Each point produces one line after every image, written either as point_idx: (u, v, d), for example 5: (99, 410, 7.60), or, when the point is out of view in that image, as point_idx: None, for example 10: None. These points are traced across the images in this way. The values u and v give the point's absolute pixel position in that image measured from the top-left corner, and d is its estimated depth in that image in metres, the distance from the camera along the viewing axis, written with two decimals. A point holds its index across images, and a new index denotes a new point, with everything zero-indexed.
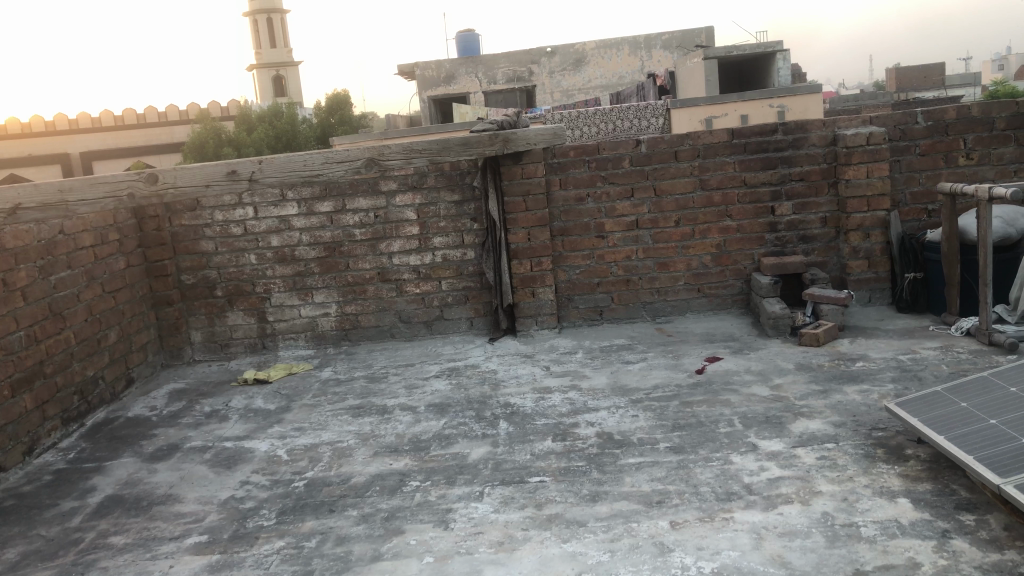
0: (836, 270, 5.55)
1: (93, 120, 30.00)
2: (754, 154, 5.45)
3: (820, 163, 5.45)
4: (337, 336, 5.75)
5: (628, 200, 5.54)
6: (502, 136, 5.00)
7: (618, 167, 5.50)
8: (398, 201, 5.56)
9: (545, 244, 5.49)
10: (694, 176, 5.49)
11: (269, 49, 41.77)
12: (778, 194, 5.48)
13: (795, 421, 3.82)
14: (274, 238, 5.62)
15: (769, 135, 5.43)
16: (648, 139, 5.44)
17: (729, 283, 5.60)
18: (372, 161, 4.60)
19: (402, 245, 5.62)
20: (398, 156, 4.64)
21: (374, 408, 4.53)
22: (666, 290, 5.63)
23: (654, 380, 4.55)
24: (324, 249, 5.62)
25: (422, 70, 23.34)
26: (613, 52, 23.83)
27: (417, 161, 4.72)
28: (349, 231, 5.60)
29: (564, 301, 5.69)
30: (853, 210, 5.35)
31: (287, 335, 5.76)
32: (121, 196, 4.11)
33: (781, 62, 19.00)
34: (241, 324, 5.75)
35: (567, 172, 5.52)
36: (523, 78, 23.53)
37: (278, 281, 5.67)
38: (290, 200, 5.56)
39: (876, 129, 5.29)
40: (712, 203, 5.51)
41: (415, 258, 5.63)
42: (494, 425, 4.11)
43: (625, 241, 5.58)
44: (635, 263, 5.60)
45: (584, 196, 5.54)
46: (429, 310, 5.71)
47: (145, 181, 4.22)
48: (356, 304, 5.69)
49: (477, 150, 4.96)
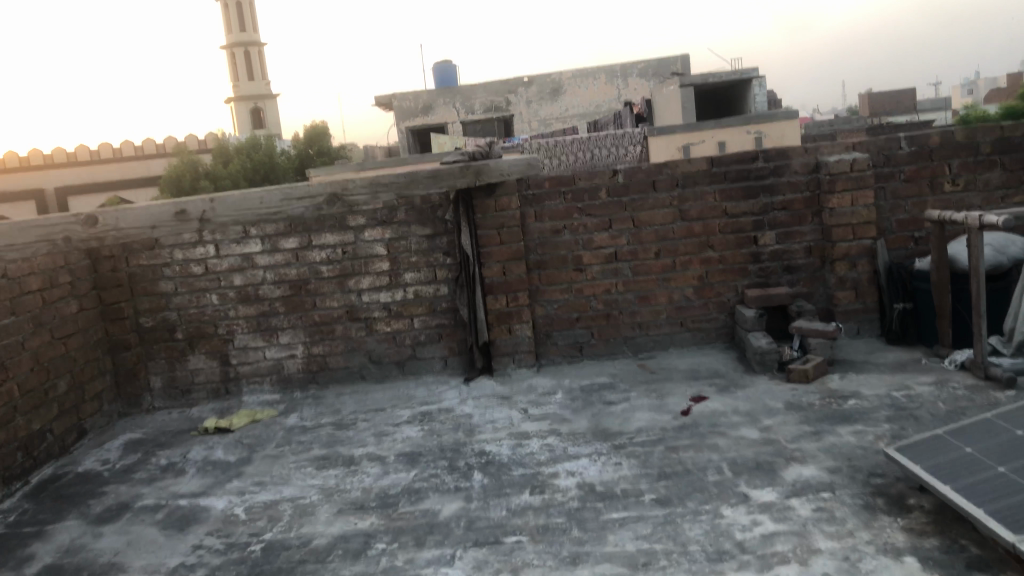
0: (823, 301, 5.36)
1: (68, 155, 29.70)
2: (734, 183, 5.27)
3: (803, 191, 5.27)
4: (304, 379, 5.47)
5: (607, 231, 5.33)
6: (473, 168, 4.81)
7: (595, 198, 5.30)
8: (366, 236, 5.32)
9: (520, 278, 5.26)
10: (674, 206, 5.29)
11: (247, 82, 41.72)
12: (761, 223, 5.30)
13: (787, 467, 3.59)
14: (236, 277, 5.36)
15: (750, 162, 5.25)
16: (626, 168, 5.25)
17: (713, 316, 5.38)
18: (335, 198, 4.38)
19: (372, 282, 5.36)
20: (363, 190, 4.42)
21: (340, 459, 4.26)
22: (648, 325, 5.40)
23: (638, 422, 4.31)
24: (290, 287, 5.37)
25: (400, 100, 23.17)
26: (589, 80, 23.86)
27: (385, 196, 4.51)
28: (316, 268, 5.35)
29: (542, 338, 5.44)
30: (838, 239, 5.17)
31: (251, 379, 5.48)
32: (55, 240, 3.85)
33: (757, 88, 19.02)
34: (203, 368, 5.46)
35: (542, 204, 5.31)
36: (500, 108, 23.47)
37: (242, 322, 5.41)
38: (253, 236, 5.32)
39: (859, 155, 5.13)
40: (692, 233, 5.31)
41: (385, 296, 5.38)
42: (468, 476, 3.85)
43: (605, 274, 5.36)
44: (615, 297, 5.37)
45: (561, 228, 5.33)
46: (400, 350, 5.44)
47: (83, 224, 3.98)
48: (323, 344, 5.42)
49: (448, 183, 4.76)
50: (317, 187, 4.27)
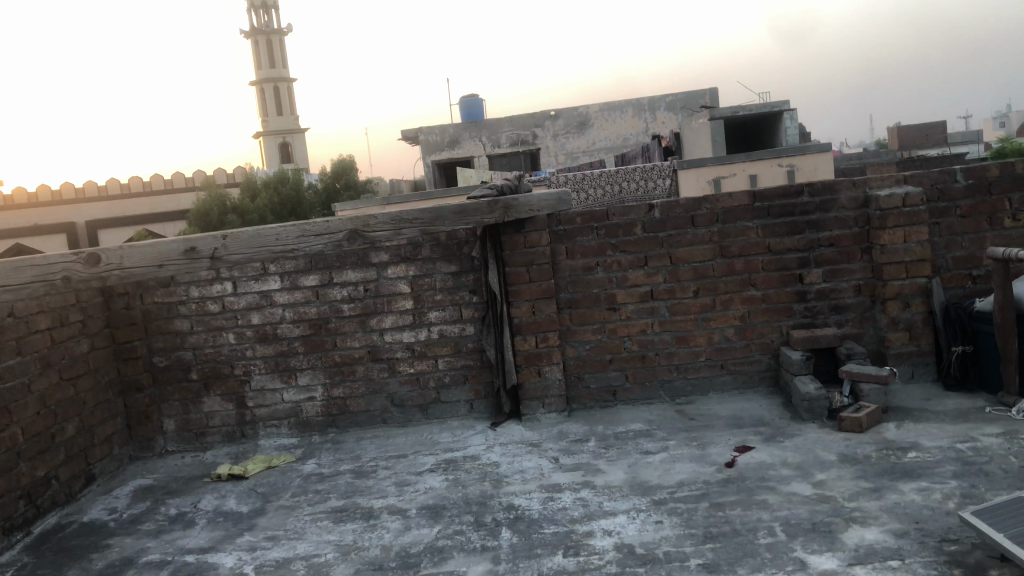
0: (873, 343, 5.03)
1: (100, 189, 30.05)
2: (777, 218, 4.99)
3: (851, 227, 4.98)
4: (323, 423, 5.22)
5: (642, 268, 5.06)
6: (503, 203, 4.59)
7: (630, 234, 5.04)
8: (389, 272, 5.10)
9: (551, 317, 4.99)
10: (713, 242, 5.02)
11: (276, 117, 42.21)
12: (806, 260, 5.00)
13: (847, 529, 3.25)
14: (254, 315, 5.15)
15: (794, 197, 4.97)
16: (662, 203, 4.99)
17: (755, 358, 5.07)
18: (356, 233, 4.15)
19: (394, 321, 5.12)
20: (386, 226, 4.20)
21: (359, 512, 3.98)
22: (686, 367, 5.10)
23: (678, 475, 3.99)
24: (309, 326, 5.14)
25: (426, 134, 23.14)
26: (616, 114, 23.74)
27: (410, 232, 4.29)
28: (337, 306, 5.12)
29: (573, 380, 5.14)
30: (890, 277, 4.86)
31: (268, 422, 5.24)
32: (52, 281, 3.60)
33: (788, 121, 18.76)
34: (219, 410, 5.23)
35: (574, 240, 5.06)
36: (527, 141, 23.38)
37: (259, 362, 5.18)
38: (272, 273, 5.12)
39: (911, 189, 4.83)
40: (733, 271, 5.03)
41: (409, 335, 5.13)
42: (495, 534, 3.56)
43: (640, 313, 5.08)
44: (651, 337, 5.09)
45: (594, 264, 5.07)
46: (424, 392, 5.17)
47: (84, 263, 3.74)
48: (344, 386, 5.18)
49: (476, 218, 4.53)
50: (338, 222, 4.06)
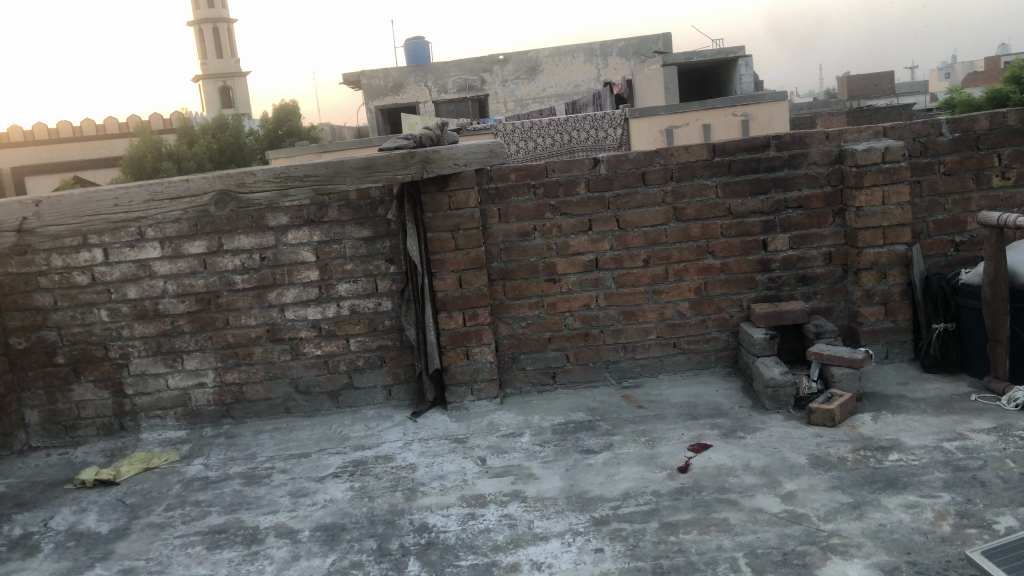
0: (844, 318, 4.46)
1: (23, 134, 28.35)
2: (740, 176, 4.36)
3: (822, 186, 4.36)
4: (215, 413, 4.50)
5: (586, 233, 4.39)
6: (421, 155, 3.88)
7: (572, 193, 4.36)
8: (290, 238, 4.35)
9: (481, 291, 4.29)
10: (666, 204, 4.37)
11: (214, 59, 40.27)
12: (771, 224, 4.39)
13: (825, 563, 2.67)
14: (131, 289, 4.36)
15: (759, 151, 4.34)
16: (609, 157, 4.32)
17: (712, 336, 4.47)
18: (227, 195, 3.45)
19: (297, 295, 4.40)
20: (267, 183, 3.50)
21: (240, 534, 3.29)
22: (635, 346, 4.47)
23: (623, 483, 3.38)
24: (197, 301, 4.39)
25: (369, 78, 21.97)
26: (567, 59, 22.84)
27: (301, 193, 3.58)
28: (228, 277, 4.38)
29: (507, 362, 4.47)
30: (865, 244, 4.26)
31: (151, 413, 4.49)
32: None
33: (743, 68, 18.11)
34: (91, 399, 4.47)
35: (507, 200, 4.36)
36: (474, 87, 22.40)
37: (138, 343, 4.41)
38: (150, 239, 4.33)
39: (891, 142, 4.22)
40: (688, 237, 4.39)
41: (314, 311, 4.41)
42: (400, 568, 2.90)
43: (583, 285, 4.43)
44: (595, 313, 4.44)
45: (530, 228, 4.38)
46: (334, 377, 4.47)
47: None
48: (238, 370, 4.46)
49: (388, 172, 3.77)
50: (203, 181, 3.41)
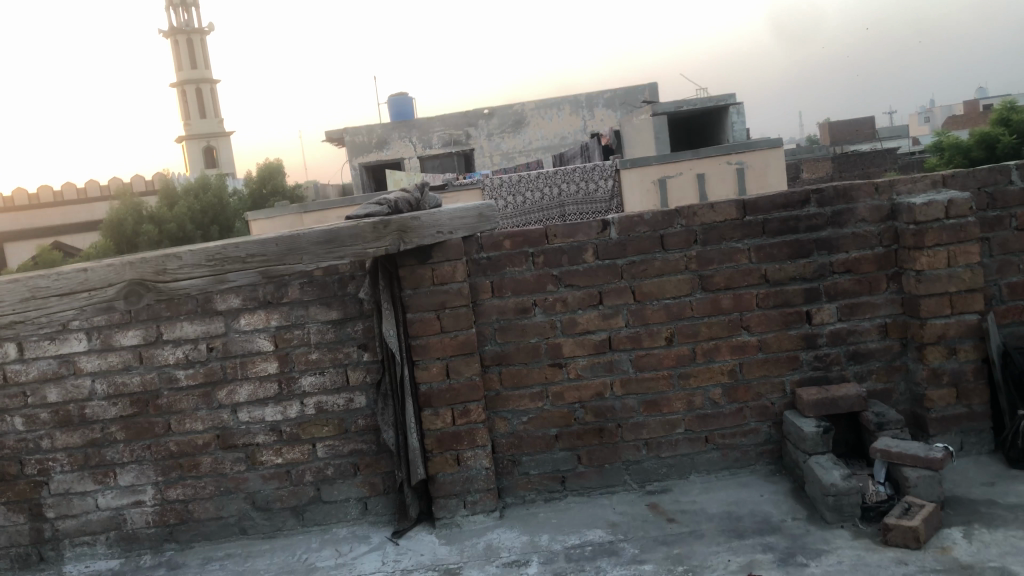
0: (906, 402, 3.75)
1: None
2: (776, 237, 3.69)
3: (873, 247, 3.69)
4: (156, 538, 3.72)
5: (596, 309, 3.69)
6: (397, 224, 3.16)
7: (578, 262, 3.67)
8: (242, 324, 3.64)
9: (473, 383, 3.56)
10: (691, 271, 3.68)
11: (197, 120, 39.99)
12: (814, 292, 3.70)
13: None
14: (51, 390, 3.61)
15: (797, 207, 3.68)
16: (620, 218, 3.65)
17: (750, 428, 3.76)
18: (143, 285, 2.81)
19: (253, 392, 3.67)
20: (196, 268, 2.82)
21: None
22: (659, 443, 3.75)
23: None
24: (131, 403, 3.64)
25: (352, 135, 21.47)
26: (553, 111, 22.44)
27: (241, 277, 2.91)
28: (169, 374, 3.64)
29: (506, 466, 3.73)
30: (929, 314, 3.57)
31: (77, 540, 3.71)
32: None
33: (734, 116, 17.68)
34: (5, 526, 3.69)
35: (502, 272, 3.67)
36: (459, 141, 21.95)
37: (60, 456, 3.65)
38: (74, 330, 3.60)
39: (955, 194, 3.55)
40: (718, 309, 3.70)
41: (273, 411, 3.68)
42: None
43: (594, 370, 3.71)
44: (610, 403, 3.72)
45: (530, 304, 3.68)
46: (298, 490, 3.72)
47: None
48: (183, 485, 3.69)
49: (354, 248, 3.05)
50: (111, 268, 2.74)
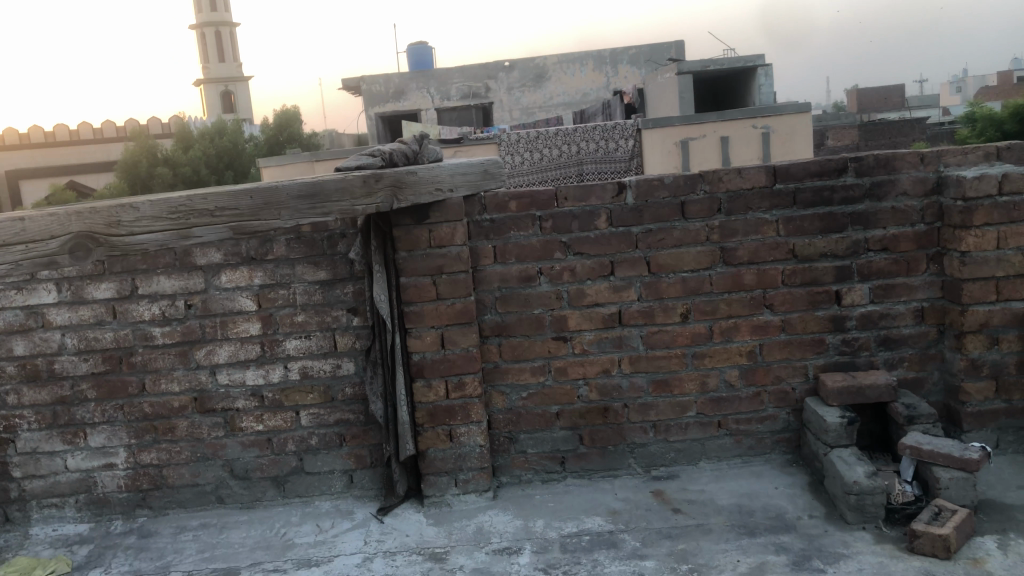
0: (938, 393, 3.46)
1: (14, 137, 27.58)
2: (807, 209, 3.37)
3: (914, 224, 3.36)
4: (127, 503, 3.50)
5: (606, 279, 3.40)
6: (389, 180, 2.90)
7: (589, 228, 3.37)
8: (224, 280, 3.37)
9: (469, 354, 3.29)
10: (712, 242, 3.38)
11: (215, 63, 39.51)
12: (846, 271, 3.39)
13: None
14: (18, 343, 3.38)
15: (833, 177, 3.35)
16: (637, 182, 3.34)
17: (767, 414, 3.48)
18: (91, 239, 2.42)
19: (234, 354, 3.42)
20: (156, 221, 2.46)
21: None
22: (668, 426, 3.48)
23: None
24: (104, 360, 3.40)
25: (370, 83, 21.03)
26: (576, 66, 21.86)
27: (209, 234, 2.53)
28: (144, 330, 3.39)
29: (502, 443, 3.47)
30: (972, 301, 3.25)
31: (44, 502, 3.50)
32: None
33: (763, 78, 17.09)
34: None
35: (506, 235, 3.38)
36: (478, 94, 21.46)
37: (27, 413, 3.42)
38: (43, 279, 3.34)
39: (1010, 168, 3.21)
40: (739, 285, 3.40)
41: (255, 375, 3.43)
42: None
43: (601, 346, 3.43)
44: (617, 381, 3.45)
45: (534, 272, 3.39)
46: (279, 460, 3.48)
47: None
48: (157, 449, 3.47)
49: (338, 203, 2.76)
50: (55, 218, 2.36)
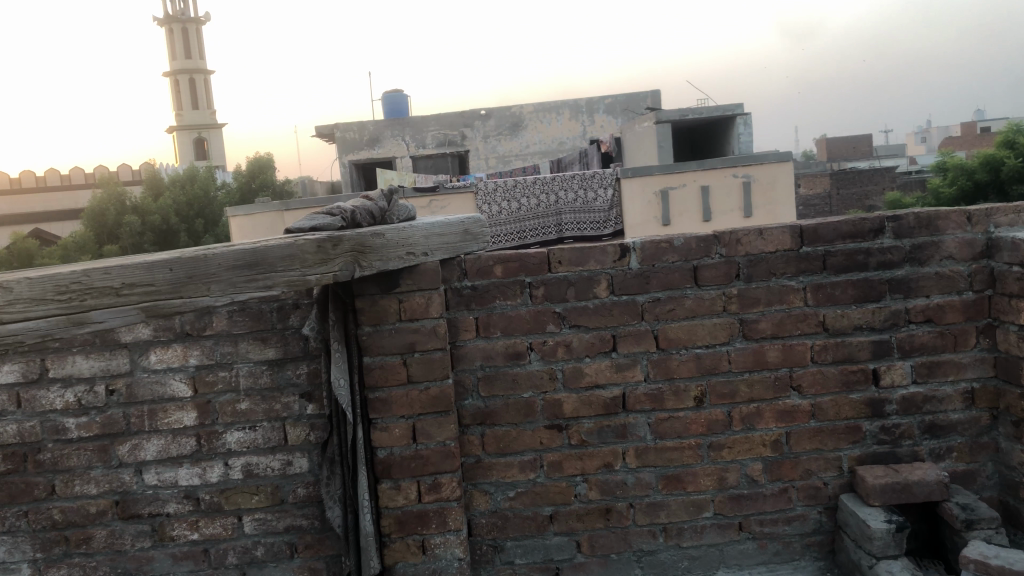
0: (994, 488, 2.96)
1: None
2: (839, 274, 2.91)
3: (961, 291, 2.90)
4: None
5: (608, 356, 2.90)
6: (351, 244, 2.40)
7: (587, 297, 2.89)
8: (153, 361, 2.83)
9: (446, 449, 2.76)
10: (730, 313, 2.90)
11: (188, 111, 39.12)
12: (885, 347, 2.92)
13: None
14: None
15: (867, 237, 2.90)
16: (643, 243, 2.87)
17: (796, 514, 2.97)
18: None
19: (164, 449, 2.85)
20: (36, 304, 2.01)
21: None
22: (680, 530, 2.95)
23: None
24: (5, 458, 2.82)
25: (343, 131, 20.67)
26: (552, 115, 21.64)
27: (111, 317, 2.08)
28: (54, 422, 2.82)
29: (485, 553, 2.92)
30: None
31: None
32: None
33: (741, 127, 16.87)
34: None
35: (490, 305, 2.89)
36: (454, 142, 21.17)
37: None
38: None
39: None
40: (762, 363, 2.92)
41: (189, 474, 2.87)
42: None
43: (602, 435, 2.91)
44: (620, 477, 2.92)
45: (523, 348, 2.89)
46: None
47: None
48: (68, 565, 2.88)
49: (282, 273, 2.25)
50: None
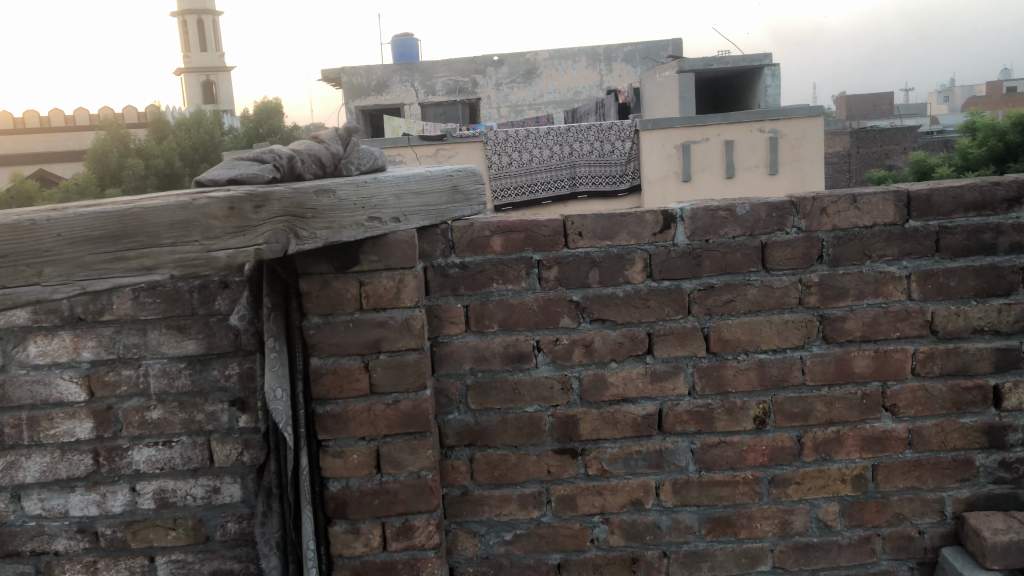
0: None
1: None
2: (955, 259, 2.16)
3: None
4: None
5: (641, 361, 2.17)
6: (279, 208, 1.70)
7: (616, 281, 2.16)
8: (34, 354, 2.12)
9: (421, 482, 2.05)
10: (807, 307, 2.17)
11: (193, 51, 38.01)
12: (1012, 357, 2.18)
13: None
14: None
15: (994, 210, 2.16)
16: (693, 211, 2.14)
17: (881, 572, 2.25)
18: None
19: (49, 469, 2.15)
20: None
21: None
22: None
23: None
24: None
25: (349, 75, 19.73)
26: (568, 63, 20.61)
27: None
28: None
29: None
30: None
31: None
32: None
33: (769, 78, 15.86)
34: None
35: (485, 290, 2.16)
36: (465, 89, 20.21)
37: None
38: None
39: None
40: (846, 374, 2.19)
41: (83, 502, 2.17)
42: None
43: (629, 463, 2.20)
44: (652, 518, 2.21)
45: (528, 348, 2.16)
46: None
47: None
48: None
49: (166, 249, 1.53)
50: None
